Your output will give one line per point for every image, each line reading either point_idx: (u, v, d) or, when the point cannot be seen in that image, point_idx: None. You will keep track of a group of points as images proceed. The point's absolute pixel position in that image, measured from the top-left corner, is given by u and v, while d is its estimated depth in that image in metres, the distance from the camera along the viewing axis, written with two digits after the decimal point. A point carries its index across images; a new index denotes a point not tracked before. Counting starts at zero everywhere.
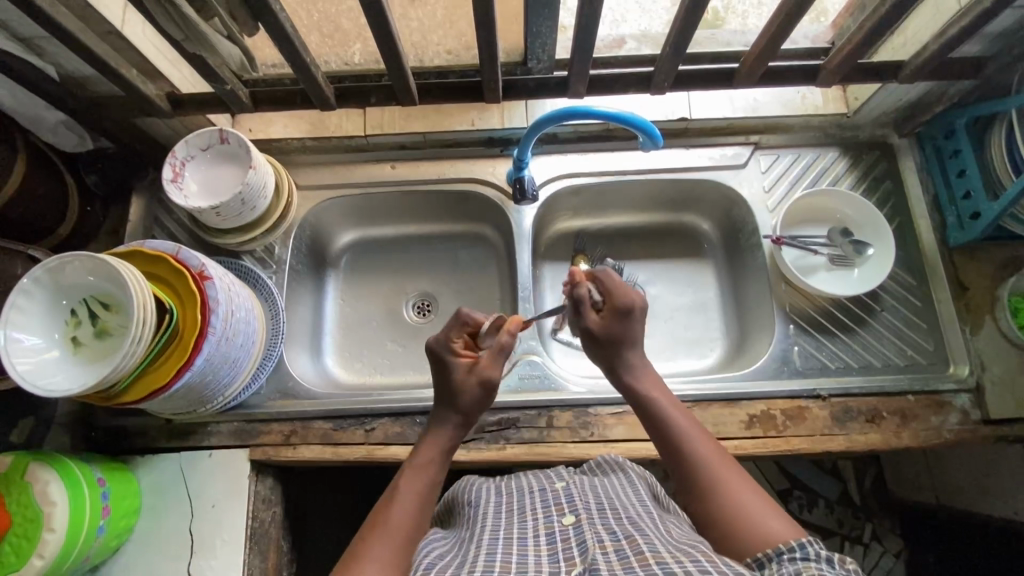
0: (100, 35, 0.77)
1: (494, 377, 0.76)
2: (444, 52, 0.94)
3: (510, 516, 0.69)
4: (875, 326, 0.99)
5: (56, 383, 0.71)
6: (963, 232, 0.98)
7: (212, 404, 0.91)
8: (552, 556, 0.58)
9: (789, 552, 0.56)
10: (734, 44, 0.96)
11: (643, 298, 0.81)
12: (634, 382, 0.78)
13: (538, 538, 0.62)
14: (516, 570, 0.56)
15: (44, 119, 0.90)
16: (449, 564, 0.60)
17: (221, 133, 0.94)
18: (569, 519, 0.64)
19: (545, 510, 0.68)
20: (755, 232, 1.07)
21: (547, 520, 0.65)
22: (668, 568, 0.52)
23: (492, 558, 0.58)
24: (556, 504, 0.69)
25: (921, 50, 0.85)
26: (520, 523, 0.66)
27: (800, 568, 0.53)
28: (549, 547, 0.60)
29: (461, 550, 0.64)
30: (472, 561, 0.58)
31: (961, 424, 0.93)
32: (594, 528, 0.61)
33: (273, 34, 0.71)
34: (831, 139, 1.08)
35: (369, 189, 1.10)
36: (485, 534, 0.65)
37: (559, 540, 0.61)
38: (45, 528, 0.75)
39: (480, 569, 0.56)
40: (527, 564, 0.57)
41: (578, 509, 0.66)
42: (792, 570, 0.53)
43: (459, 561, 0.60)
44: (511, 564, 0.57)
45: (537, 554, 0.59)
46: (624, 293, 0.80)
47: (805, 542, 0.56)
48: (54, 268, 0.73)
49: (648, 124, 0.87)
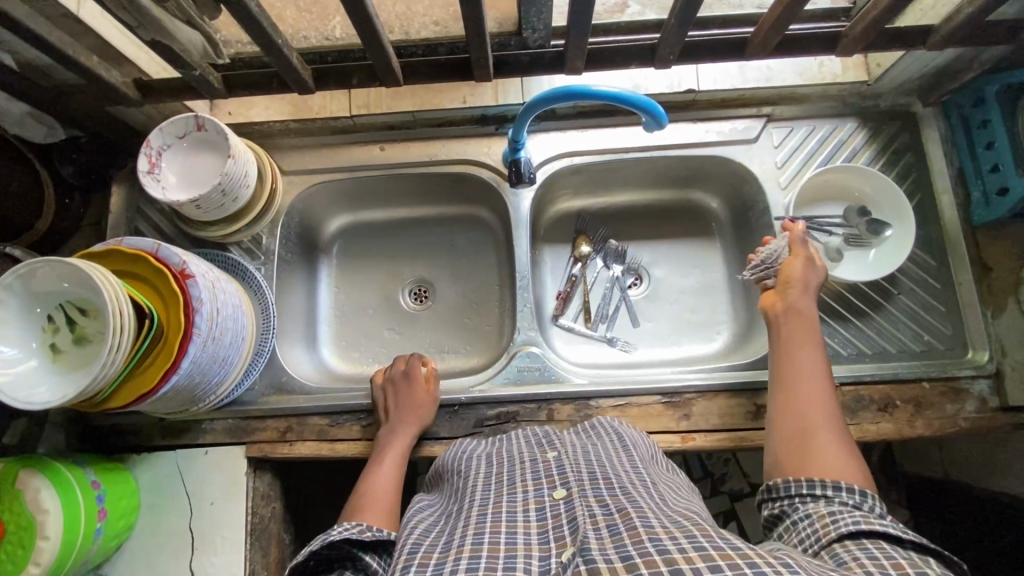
0: (54, 20, 0.71)
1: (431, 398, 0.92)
2: (431, 23, 0.87)
3: (499, 488, 0.67)
4: (891, 311, 0.95)
5: (40, 395, 0.69)
6: (989, 209, 0.92)
7: (204, 402, 0.89)
8: (542, 536, 0.56)
9: (848, 493, 0.63)
10: (747, 5, 0.88)
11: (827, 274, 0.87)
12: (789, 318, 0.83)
13: (528, 513, 0.60)
14: (505, 553, 0.53)
15: (8, 111, 0.85)
16: (436, 547, 0.58)
17: (197, 118, 0.88)
18: (560, 493, 0.63)
19: (536, 483, 0.66)
20: (767, 212, 1.01)
21: (537, 494, 0.64)
22: (662, 546, 0.50)
23: (479, 540, 0.56)
24: (547, 476, 0.67)
25: (955, 13, 0.77)
26: (508, 496, 0.64)
27: (858, 518, 0.58)
28: (540, 524, 0.58)
29: (448, 526, 0.63)
30: (456, 546, 0.56)
31: (979, 411, 0.89)
32: (586, 503, 0.60)
33: (238, 14, 0.65)
34: (849, 109, 1.01)
35: (359, 172, 1.04)
36: (473, 510, 0.63)
37: (549, 516, 0.59)
38: (40, 536, 0.74)
39: (466, 555, 0.54)
40: (516, 545, 0.55)
41: (569, 482, 0.64)
42: (851, 518, 0.58)
43: (447, 544, 0.58)
44: (500, 545, 0.55)
45: (527, 530, 0.57)
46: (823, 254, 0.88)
47: (866, 494, 0.62)
48: (25, 275, 0.69)
49: (653, 103, 0.80)
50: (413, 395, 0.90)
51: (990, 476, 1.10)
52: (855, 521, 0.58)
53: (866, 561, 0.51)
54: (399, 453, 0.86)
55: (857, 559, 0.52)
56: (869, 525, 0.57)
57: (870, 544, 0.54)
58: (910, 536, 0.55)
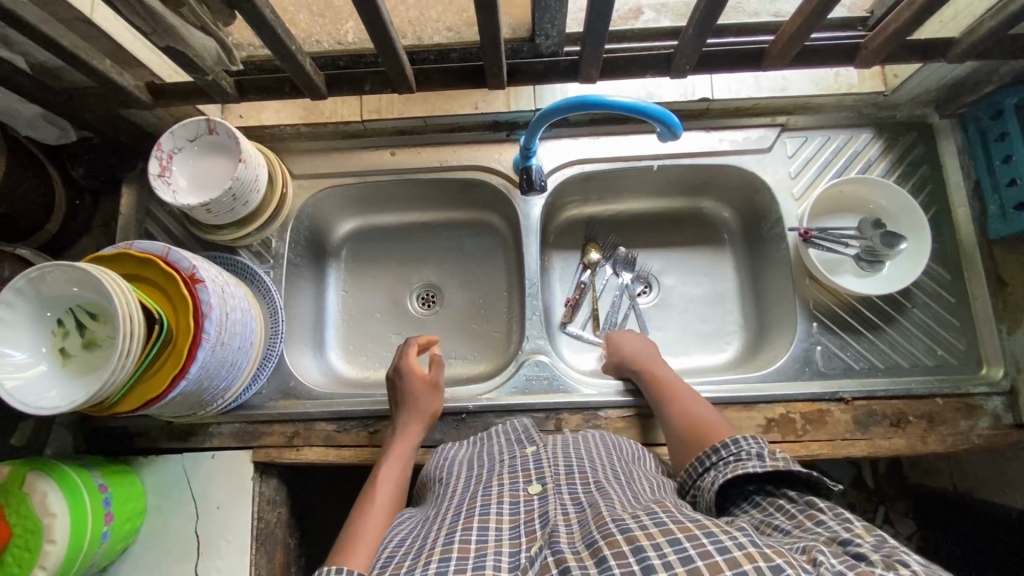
0: (66, 22, 0.71)
1: (438, 382, 0.90)
2: (444, 29, 0.86)
3: (476, 486, 0.66)
4: (904, 324, 0.94)
5: (48, 400, 0.68)
6: (1007, 223, 0.90)
7: (212, 407, 0.89)
8: (513, 530, 0.56)
9: (727, 448, 0.66)
10: (762, 14, 0.87)
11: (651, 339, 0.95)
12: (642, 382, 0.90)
13: (502, 505, 0.59)
14: (474, 553, 0.52)
15: (20, 112, 0.84)
16: (408, 555, 0.56)
17: (209, 122, 0.88)
18: (535, 488, 0.62)
19: (512, 476, 0.66)
20: (780, 222, 1.00)
21: (511, 487, 0.63)
22: (623, 526, 0.51)
23: (450, 539, 0.55)
24: (523, 470, 0.67)
25: (977, 26, 0.76)
26: (485, 489, 0.64)
27: (730, 466, 0.64)
28: (512, 518, 0.57)
29: (422, 531, 0.61)
30: (428, 549, 0.55)
31: (992, 428, 0.88)
32: (559, 500, 0.60)
33: (252, 20, 0.64)
34: (865, 119, 1.00)
35: (369, 177, 1.04)
36: (449, 513, 0.62)
37: (523, 510, 0.59)
38: (46, 540, 0.74)
39: (437, 558, 0.52)
40: (486, 543, 0.53)
41: (544, 477, 0.64)
42: (725, 468, 0.64)
43: (418, 550, 0.56)
44: (471, 544, 0.53)
45: (499, 525, 0.56)
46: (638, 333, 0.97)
47: (740, 439, 0.66)
48: (36, 278, 0.69)
49: (668, 112, 0.79)
50: (413, 390, 0.88)
51: (1000, 490, 1.10)
52: (724, 472, 0.63)
53: (777, 520, 0.56)
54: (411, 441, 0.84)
55: (767, 520, 0.57)
56: (732, 471, 0.62)
57: (766, 504, 0.59)
58: (769, 467, 0.60)
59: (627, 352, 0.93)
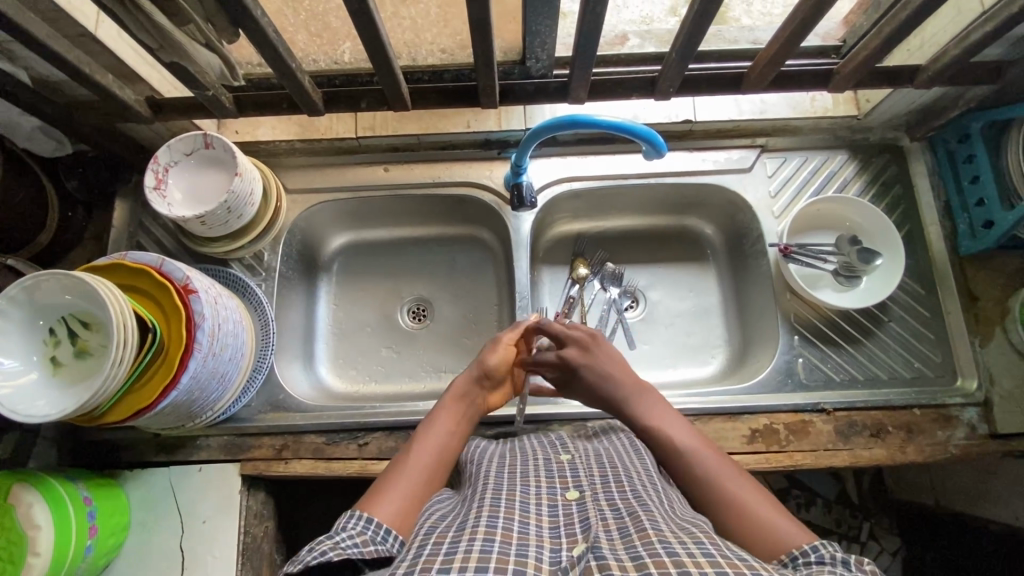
0: (72, 38, 0.72)
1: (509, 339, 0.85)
2: (438, 51, 0.90)
3: (512, 478, 0.68)
4: (882, 338, 0.97)
5: (37, 408, 0.68)
6: (976, 241, 0.95)
7: (201, 418, 0.89)
8: (553, 530, 0.57)
9: (804, 557, 0.55)
10: (741, 41, 0.91)
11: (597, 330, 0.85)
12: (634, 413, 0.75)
13: (540, 507, 0.61)
14: (517, 542, 0.53)
15: (18, 124, 0.85)
16: (450, 528, 0.58)
17: (206, 137, 0.90)
18: (572, 494, 0.64)
19: (548, 482, 0.67)
20: (761, 238, 1.03)
21: (549, 491, 0.65)
22: (671, 549, 0.50)
23: (492, 523, 0.56)
24: (560, 477, 0.69)
25: (941, 54, 0.81)
26: (523, 488, 0.65)
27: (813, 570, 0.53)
28: (552, 520, 0.59)
29: (462, 510, 0.62)
30: (470, 527, 0.56)
31: (968, 439, 0.91)
32: (598, 506, 0.61)
33: (255, 39, 0.67)
34: (840, 141, 1.05)
35: (362, 192, 1.06)
36: (486, 494, 0.63)
37: (561, 513, 0.60)
38: (31, 553, 0.73)
39: (479, 537, 0.54)
40: (528, 535, 0.55)
41: (582, 484, 0.66)
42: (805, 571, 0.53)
43: (460, 525, 0.58)
44: (513, 532, 0.55)
45: (539, 524, 0.58)
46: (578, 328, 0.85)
47: (819, 543, 0.55)
48: (30, 287, 0.69)
49: (652, 132, 0.83)
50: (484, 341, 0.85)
51: None
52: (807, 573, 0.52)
53: None
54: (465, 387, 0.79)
55: None
56: None
57: None
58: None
59: (635, 408, 0.75)
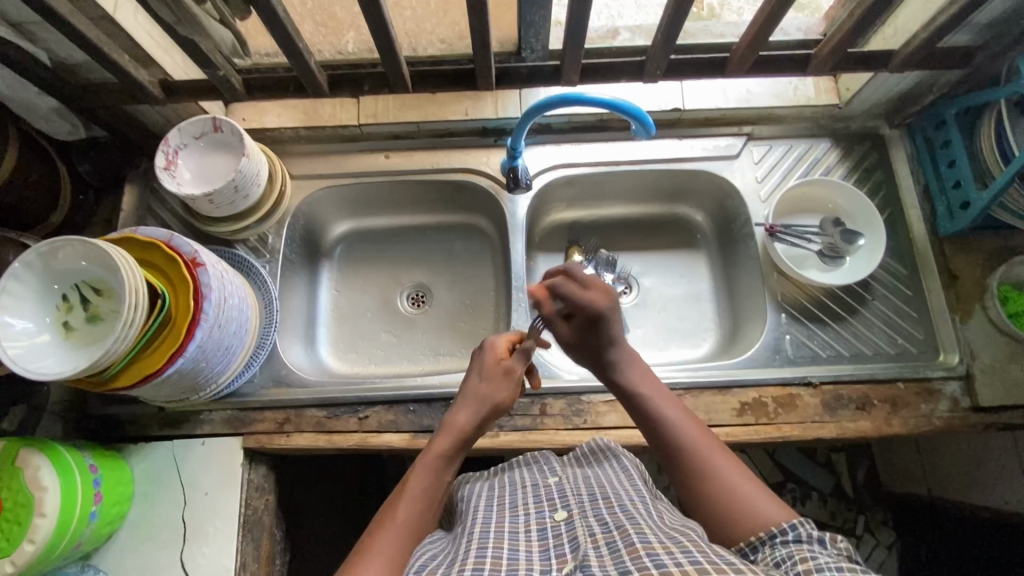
0: (92, 19, 0.77)
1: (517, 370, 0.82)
2: (437, 41, 0.97)
3: (501, 508, 0.70)
4: (867, 315, 1.00)
5: (47, 367, 0.71)
6: (953, 223, 0.98)
7: (204, 392, 0.91)
8: (543, 553, 0.60)
9: (781, 535, 0.59)
10: (727, 35, 0.98)
11: (611, 300, 0.84)
12: (621, 379, 0.81)
13: (529, 532, 0.64)
14: (507, 569, 0.56)
15: (36, 105, 0.90)
16: (441, 564, 0.60)
17: (215, 121, 0.93)
18: (561, 514, 0.66)
19: (537, 505, 0.70)
20: (748, 221, 1.07)
21: (538, 515, 0.67)
22: (659, 561, 0.52)
23: (482, 554, 0.59)
24: (548, 500, 0.70)
25: (911, 39, 0.86)
26: (511, 516, 0.67)
27: (792, 551, 0.57)
28: (541, 543, 0.61)
29: (453, 547, 0.64)
30: (462, 559, 0.58)
31: (951, 411, 0.94)
32: (586, 523, 0.63)
33: (266, 17, 0.71)
34: (823, 130, 1.09)
35: (364, 178, 1.10)
36: (476, 527, 0.65)
37: (550, 535, 0.63)
38: (37, 513, 0.75)
39: (470, 567, 0.56)
40: (518, 561, 0.58)
41: (570, 504, 0.68)
42: (785, 554, 0.57)
43: (451, 559, 0.60)
44: (502, 560, 0.57)
45: (529, 548, 0.60)
46: (585, 301, 0.83)
47: (796, 522, 0.60)
48: (46, 253, 0.73)
49: (643, 112, 0.87)
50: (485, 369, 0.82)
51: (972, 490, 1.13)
52: (787, 557, 0.56)
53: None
54: (463, 429, 0.76)
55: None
56: (798, 559, 0.55)
57: None
58: (847, 574, 0.52)
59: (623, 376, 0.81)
